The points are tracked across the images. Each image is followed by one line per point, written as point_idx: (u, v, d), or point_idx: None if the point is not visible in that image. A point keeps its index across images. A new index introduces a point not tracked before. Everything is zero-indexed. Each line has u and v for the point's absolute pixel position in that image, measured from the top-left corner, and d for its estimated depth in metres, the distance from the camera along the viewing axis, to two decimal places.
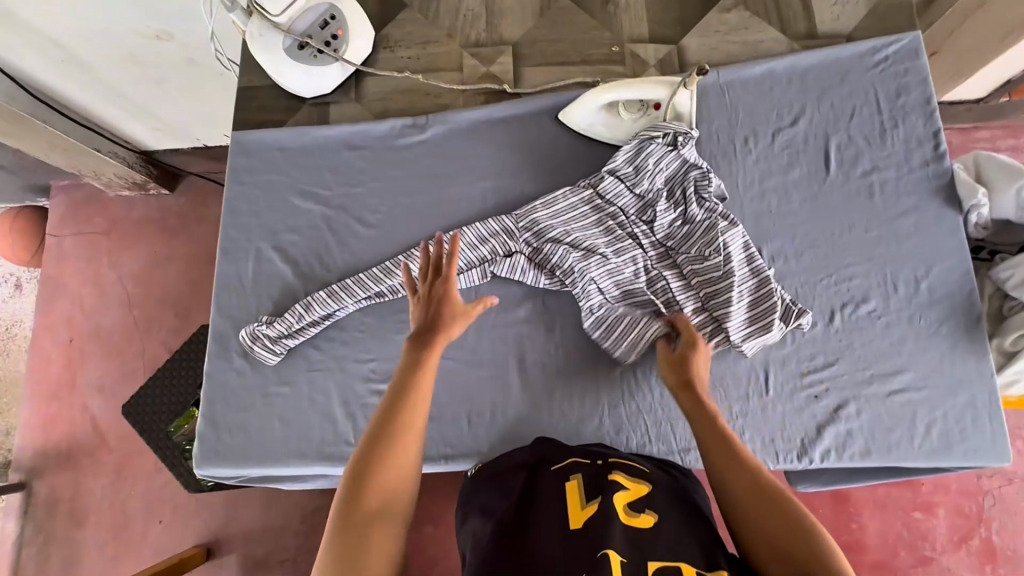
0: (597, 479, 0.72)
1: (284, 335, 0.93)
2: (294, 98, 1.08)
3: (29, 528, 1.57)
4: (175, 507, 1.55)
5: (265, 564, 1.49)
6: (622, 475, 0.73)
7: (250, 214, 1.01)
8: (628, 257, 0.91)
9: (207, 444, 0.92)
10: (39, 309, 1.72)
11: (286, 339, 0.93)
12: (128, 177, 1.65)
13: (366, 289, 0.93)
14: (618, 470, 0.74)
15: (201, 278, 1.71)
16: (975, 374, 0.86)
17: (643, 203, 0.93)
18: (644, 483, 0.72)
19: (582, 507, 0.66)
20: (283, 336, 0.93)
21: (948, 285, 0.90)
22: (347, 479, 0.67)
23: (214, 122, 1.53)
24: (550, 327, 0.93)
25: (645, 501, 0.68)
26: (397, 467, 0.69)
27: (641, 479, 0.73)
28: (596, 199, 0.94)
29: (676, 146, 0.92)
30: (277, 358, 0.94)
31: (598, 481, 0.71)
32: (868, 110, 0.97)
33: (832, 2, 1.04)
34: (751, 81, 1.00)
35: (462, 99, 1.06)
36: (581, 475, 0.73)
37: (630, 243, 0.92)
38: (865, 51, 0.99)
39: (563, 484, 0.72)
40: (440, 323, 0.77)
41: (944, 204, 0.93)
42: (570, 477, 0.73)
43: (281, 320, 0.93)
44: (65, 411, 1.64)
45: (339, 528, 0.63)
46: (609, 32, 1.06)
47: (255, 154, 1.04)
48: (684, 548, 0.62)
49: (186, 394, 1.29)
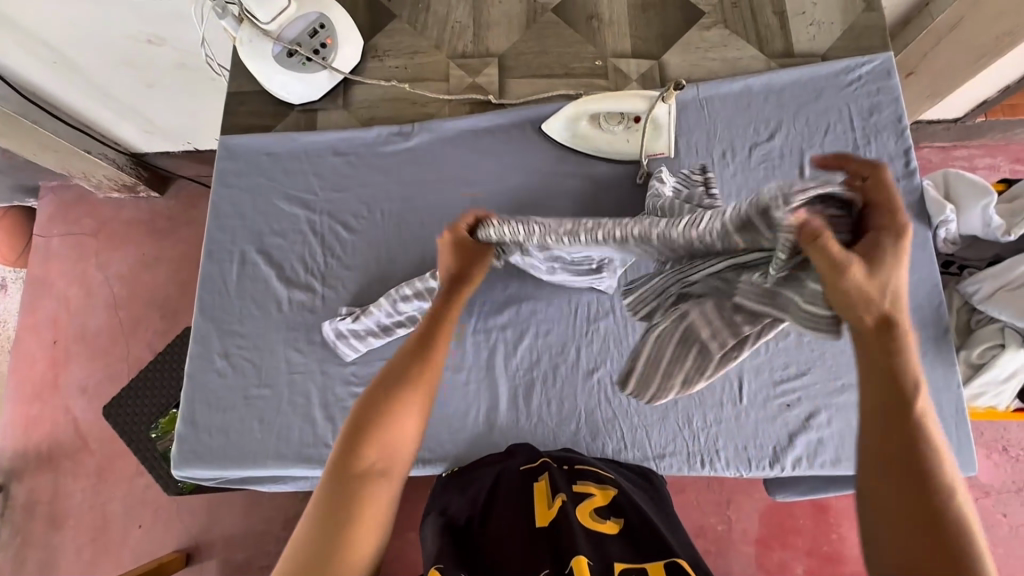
0: (564, 481, 0.73)
1: (369, 333, 0.93)
2: (283, 104, 1.10)
3: (6, 531, 1.55)
4: (155, 511, 1.54)
5: (245, 569, 1.48)
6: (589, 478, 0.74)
7: (235, 217, 1.02)
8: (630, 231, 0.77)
9: (185, 445, 0.92)
10: (24, 309, 1.71)
11: (370, 336, 0.93)
12: (117, 179, 1.65)
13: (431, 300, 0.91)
14: (583, 475, 0.75)
15: (188, 280, 1.71)
16: (942, 385, 0.88)
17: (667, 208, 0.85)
18: (609, 486, 0.74)
19: (550, 508, 0.67)
20: (367, 333, 0.92)
21: (918, 298, 0.92)
22: (346, 431, 0.65)
23: (206, 126, 1.54)
24: (530, 333, 0.94)
25: (610, 504, 0.70)
26: (395, 432, 0.66)
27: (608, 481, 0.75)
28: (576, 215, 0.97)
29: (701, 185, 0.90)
30: (357, 354, 0.94)
31: (565, 483, 0.73)
32: (842, 127, 1.00)
33: (809, 22, 1.07)
34: (729, 97, 1.03)
35: (448, 109, 1.08)
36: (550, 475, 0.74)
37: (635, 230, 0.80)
38: (839, 71, 1.02)
39: (531, 486, 0.73)
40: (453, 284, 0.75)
41: (914, 219, 0.95)
42: (539, 478, 0.74)
43: (367, 315, 0.92)
44: (47, 412, 1.63)
45: (331, 476, 0.62)
46: (593, 46, 1.09)
47: (243, 158, 1.05)
48: (647, 547, 0.64)
49: (169, 396, 1.29)
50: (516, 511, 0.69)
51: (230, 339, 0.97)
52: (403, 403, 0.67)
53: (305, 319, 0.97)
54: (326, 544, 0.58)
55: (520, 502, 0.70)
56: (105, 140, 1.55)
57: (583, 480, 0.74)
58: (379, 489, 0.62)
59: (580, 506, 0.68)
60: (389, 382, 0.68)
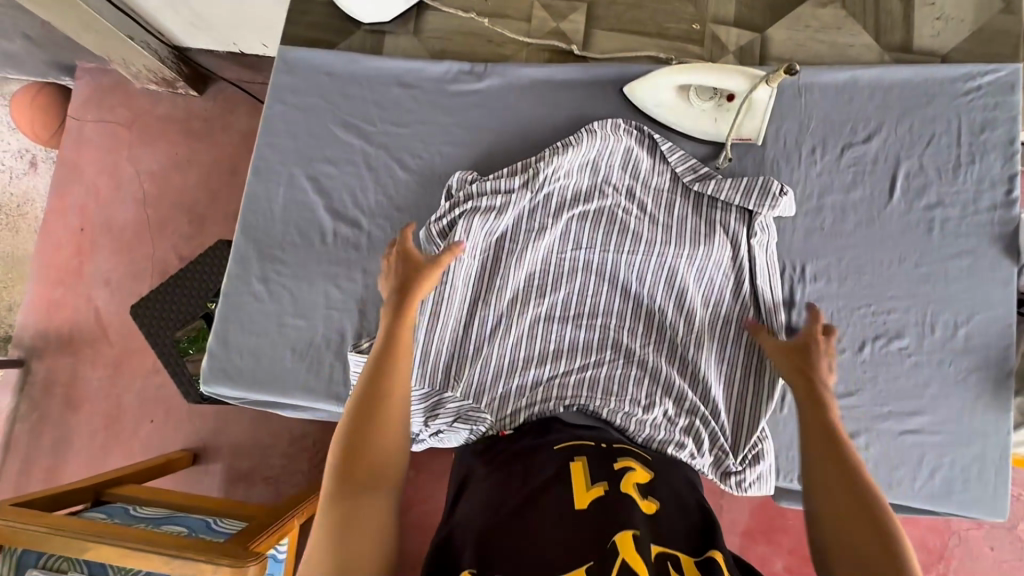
0: (606, 462, 0.68)
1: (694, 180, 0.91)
2: (349, 21, 1.03)
3: (24, 404, 1.65)
4: (168, 408, 1.62)
5: (249, 477, 1.56)
6: (626, 458, 0.70)
7: (288, 136, 0.97)
8: (515, 203, 0.88)
9: (215, 362, 0.92)
10: (54, 191, 1.77)
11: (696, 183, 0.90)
12: (158, 71, 1.66)
13: (479, 180, 0.90)
14: (621, 453, 0.71)
15: (219, 188, 1.74)
16: (991, 428, 0.85)
17: (565, 192, 0.90)
18: (648, 469, 0.70)
19: (590, 490, 0.63)
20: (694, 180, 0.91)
21: (987, 335, 0.87)
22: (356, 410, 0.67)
23: (258, 30, 1.55)
24: (572, 319, 0.87)
25: (649, 486, 0.66)
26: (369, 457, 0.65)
27: (642, 464, 0.70)
28: (635, 189, 0.91)
29: (578, 147, 0.89)
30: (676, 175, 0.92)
31: (603, 464, 0.68)
32: (947, 140, 0.92)
33: (935, 16, 0.97)
34: (832, 86, 0.94)
35: (525, 53, 1.00)
36: (586, 457, 0.68)
37: (517, 200, 0.88)
38: (957, 76, 0.93)
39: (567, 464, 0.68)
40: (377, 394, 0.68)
41: (1001, 252, 0.89)
42: (575, 458, 0.68)
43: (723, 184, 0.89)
44: (72, 297, 1.70)
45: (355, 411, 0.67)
46: (692, 7, 0.99)
47: (300, 74, 0.99)
48: (681, 540, 0.61)
49: (195, 307, 1.28)
50: (550, 484, 0.65)
51: (269, 265, 0.94)
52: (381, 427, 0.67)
53: (350, 256, 0.94)
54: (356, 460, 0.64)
55: (551, 479, 0.65)
56: (147, 26, 1.54)
57: (619, 458, 0.69)
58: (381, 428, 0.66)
59: (621, 486, 0.64)
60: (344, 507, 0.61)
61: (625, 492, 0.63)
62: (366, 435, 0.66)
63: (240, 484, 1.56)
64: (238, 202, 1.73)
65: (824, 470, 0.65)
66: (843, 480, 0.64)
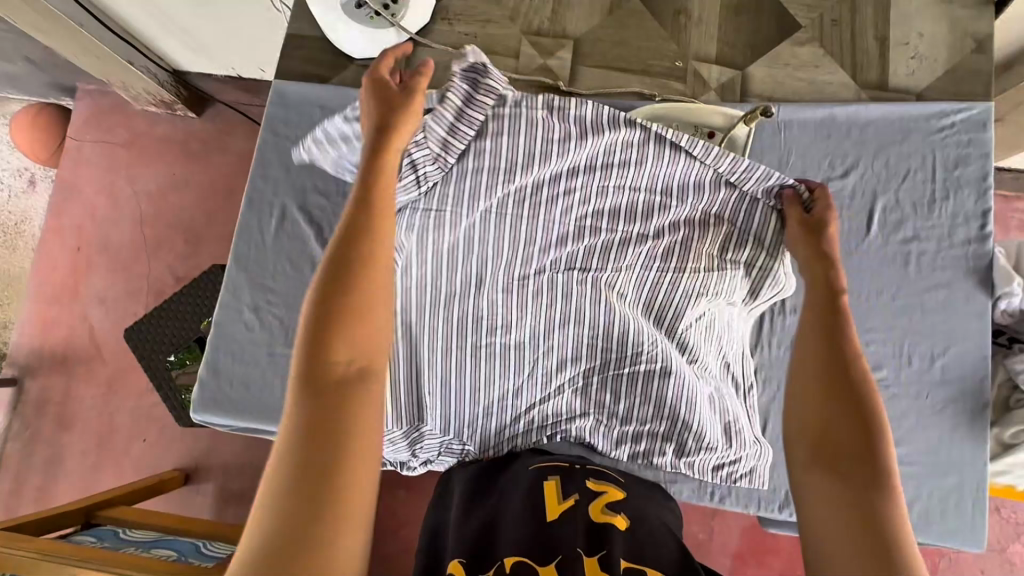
0: (576, 481, 0.69)
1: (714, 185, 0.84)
2: (342, 56, 1.05)
3: (17, 422, 1.66)
4: (161, 427, 1.63)
5: (241, 496, 1.57)
6: (597, 479, 0.70)
7: (281, 168, 1.00)
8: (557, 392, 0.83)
9: (206, 391, 0.93)
10: (51, 210, 1.79)
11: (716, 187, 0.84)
12: (157, 94, 1.69)
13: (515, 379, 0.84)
14: (593, 476, 0.71)
15: (216, 207, 1.76)
16: (968, 459, 0.87)
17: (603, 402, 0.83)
18: (619, 490, 0.70)
19: (560, 504, 0.64)
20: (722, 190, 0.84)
21: (963, 367, 0.89)
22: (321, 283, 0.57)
23: (255, 55, 1.58)
24: None
25: (622, 504, 0.66)
26: (343, 357, 0.54)
27: (614, 483, 0.70)
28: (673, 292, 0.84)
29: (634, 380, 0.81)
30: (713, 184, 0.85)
31: (574, 482, 0.68)
32: (923, 175, 0.95)
33: (910, 55, 1.00)
34: (810, 122, 0.97)
35: (513, 89, 1.03)
36: (558, 477, 0.69)
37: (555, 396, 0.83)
38: (932, 114, 0.96)
39: (541, 483, 0.68)
40: (342, 255, 0.59)
41: (976, 285, 0.91)
42: (547, 478, 0.69)
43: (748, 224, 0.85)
44: (67, 315, 1.72)
45: (321, 289, 0.57)
46: (675, 44, 1.02)
47: (294, 108, 1.02)
48: (653, 552, 0.60)
49: (188, 330, 1.29)
50: (525, 500, 0.65)
51: (261, 295, 0.96)
52: (350, 307, 0.56)
53: None
54: (317, 351, 0.54)
55: (523, 496, 0.66)
56: (147, 51, 1.57)
57: (593, 480, 0.69)
58: (352, 301, 0.57)
59: (589, 504, 0.64)
60: (312, 424, 0.50)
61: (592, 510, 0.63)
62: (329, 371, 0.53)
63: (231, 505, 1.56)
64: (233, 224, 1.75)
65: (817, 338, 0.67)
66: (812, 420, 0.62)
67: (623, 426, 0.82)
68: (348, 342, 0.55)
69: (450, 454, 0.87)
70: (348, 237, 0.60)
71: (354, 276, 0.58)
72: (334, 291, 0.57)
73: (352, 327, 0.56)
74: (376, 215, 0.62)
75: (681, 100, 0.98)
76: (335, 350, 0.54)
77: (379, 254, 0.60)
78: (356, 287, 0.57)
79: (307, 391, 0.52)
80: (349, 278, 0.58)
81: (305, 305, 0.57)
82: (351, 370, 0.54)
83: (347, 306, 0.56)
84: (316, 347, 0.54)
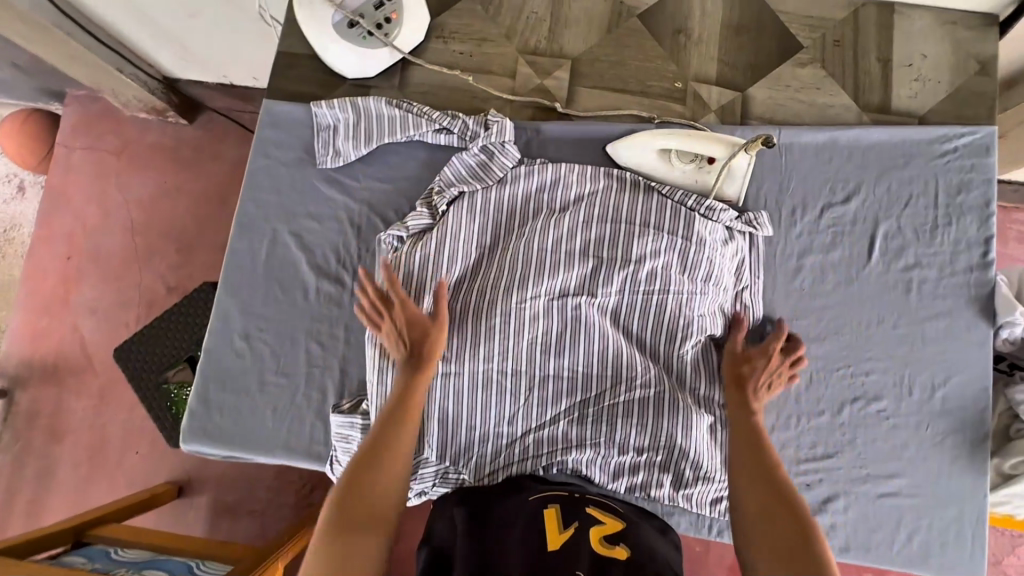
0: (574, 507, 0.69)
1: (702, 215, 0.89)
2: (335, 75, 1.03)
3: (7, 435, 1.64)
4: (153, 441, 1.61)
5: (234, 511, 1.55)
6: (596, 507, 0.71)
7: (272, 190, 0.98)
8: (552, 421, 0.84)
9: (196, 420, 0.91)
10: (41, 219, 1.76)
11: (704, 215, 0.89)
12: (147, 102, 1.66)
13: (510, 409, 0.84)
14: (592, 503, 0.72)
15: (207, 217, 1.73)
16: (968, 491, 0.86)
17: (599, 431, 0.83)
18: (618, 518, 0.70)
19: (560, 535, 0.65)
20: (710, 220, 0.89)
21: (964, 397, 0.88)
22: (362, 451, 0.73)
23: (247, 64, 1.55)
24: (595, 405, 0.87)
25: (620, 535, 0.67)
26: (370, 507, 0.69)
27: (613, 512, 0.71)
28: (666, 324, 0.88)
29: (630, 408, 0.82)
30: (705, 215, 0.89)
31: (574, 509, 0.69)
32: (925, 201, 0.93)
33: (913, 77, 0.98)
34: (811, 146, 0.96)
35: (509, 109, 1.01)
36: (557, 504, 0.70)
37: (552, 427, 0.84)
38: (935, 138, 0.94)
39: (540, 510, 0.69)
40: (378, 440, 0.74)
41: (977, 314, 0.90)
42: (547, 504, 0.70)
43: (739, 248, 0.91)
44: (57, 326, 1.69)
45: (359, 460, 0.72)
46: (675, 65, 1.00)
47: (285, 128, 1.00)
48: None
49: (179, 348, 1.27)
50: (524, 533, 0.66)
51: (251, 321, 0.94)
52: (375, 475, 0.71)
53: (331, 313, 0.94)
54: (347, 509, 0.68)
55: (523, 526, 0.67)
56: (136, 59, 1.53)
57: (592, 507, 0.70)
58: (379, 480, 0.71)
59: (589, 534, 0.65)
60: None
61: (590, 541, 0.64)
62: (354, 520, 0.68)
63: (225, 521, 1.55)
64: (225, 234, 1.72)
65: (739, 441, 0.76)
66: (759, 509, 0.69)
67: (619, 456, 0.82)
68: (370, 510, 0.69)
69: (446, 484, 0.86)
70: (382, 425, 0.75)
71: (384, 441, 0.74)
72: (368, 460, 0.72)
73: (375, 494, 0.70)
74: (405, 428, 0.75)
75: (679, 123, 0.96)
76: (360, 504, 0.69)
77: (401, 443, 0.74)
78: (381, 474, 0.71)
79: (331, 535, 0.66)
80: (382, 449, 0.73)
81: (345, 466, 0.72)
82: (371, 528, 0.68)
83: (374, 480, 0.71)
84: (347, 501, 0.69)
